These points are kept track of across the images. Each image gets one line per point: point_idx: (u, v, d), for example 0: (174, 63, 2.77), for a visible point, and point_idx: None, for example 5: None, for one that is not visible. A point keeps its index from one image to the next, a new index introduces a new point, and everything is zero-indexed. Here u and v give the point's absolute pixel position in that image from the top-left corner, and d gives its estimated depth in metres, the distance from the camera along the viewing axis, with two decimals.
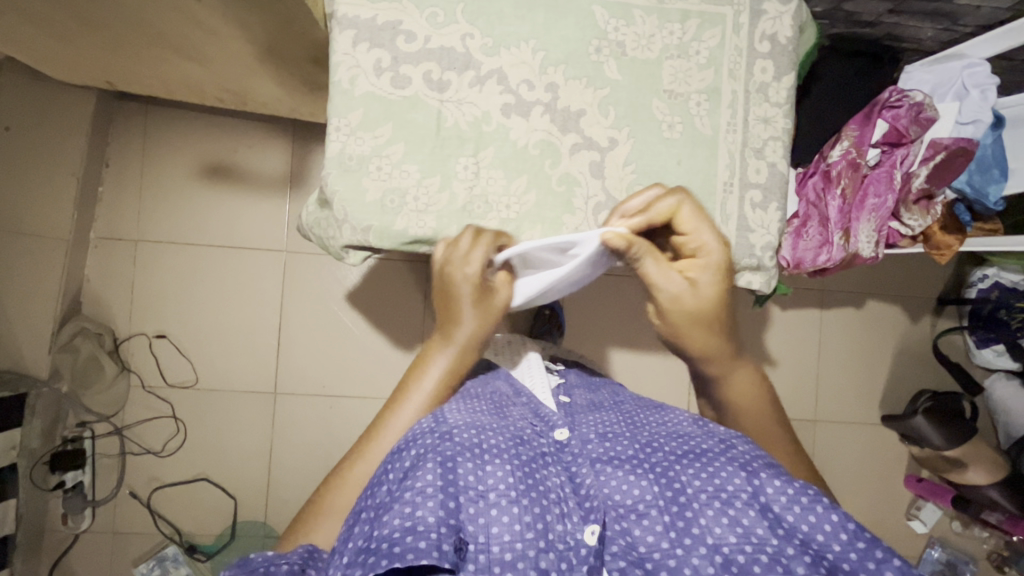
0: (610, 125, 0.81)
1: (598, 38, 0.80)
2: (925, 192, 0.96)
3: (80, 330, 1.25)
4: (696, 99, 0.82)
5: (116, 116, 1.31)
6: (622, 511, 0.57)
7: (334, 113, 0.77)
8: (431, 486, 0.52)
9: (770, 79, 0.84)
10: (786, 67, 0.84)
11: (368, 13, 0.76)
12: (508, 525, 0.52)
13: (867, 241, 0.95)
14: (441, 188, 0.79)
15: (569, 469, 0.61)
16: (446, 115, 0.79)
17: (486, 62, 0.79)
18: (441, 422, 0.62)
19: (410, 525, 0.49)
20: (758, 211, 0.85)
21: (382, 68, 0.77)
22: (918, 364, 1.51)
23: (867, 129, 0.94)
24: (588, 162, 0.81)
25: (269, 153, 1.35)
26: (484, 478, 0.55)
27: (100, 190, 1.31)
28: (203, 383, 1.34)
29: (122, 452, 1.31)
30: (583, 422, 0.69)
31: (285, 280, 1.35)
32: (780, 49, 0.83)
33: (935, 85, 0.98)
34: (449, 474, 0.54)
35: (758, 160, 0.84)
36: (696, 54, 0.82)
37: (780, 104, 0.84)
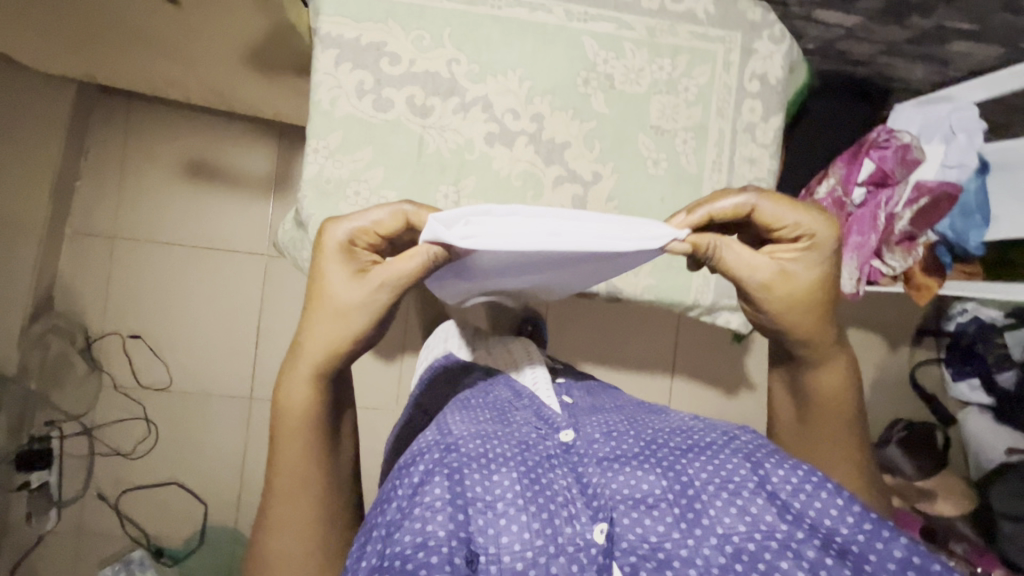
0: (594, 159, 0.80)
1: (586, 70, 0.79)
2: (908, 233, 0.94)
3: (52, 327, 1.26)
4: (683, 137, 0.81)
5: (97, 108, 1.28)
6: (631, 503, 0.55)
7: (313, 134, 0.75)
8: (439, 500, 0.51)
9: (758, 119, 0.83)
10: (775, 109, 0.83)
11: (352, 32, 0.74)
12: (518, 534, 0.51)
13: (848, 277, 0.97)
14: None
15: (576, 471, 0.58)
16: (427, 141, 0.77)
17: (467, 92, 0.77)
18: (445, 434, 0.60)
19: (421, 541, 0.49)
20: None
21: (364, 90, 0.75)
22: (894, 393, 1.53)
23: (854, 168, 0.93)
24: (570, 196, 0.80)
25: (252, 154, 1.32)
26: (491, 488, 0.54)
27: (78, 182, 1.28)
28: (176, 385, 1.31)
29: (90, 452, 1.28)
30: (588, 422, 0.65)
31: (266, 286, 1.34)
32: (770, 89, 0.82)
33: (923, 126, 0.95)
34: (455, 487, 0.53)
35: None
36: (684, 91, 0.80)
37: (766, 145, 0.83)
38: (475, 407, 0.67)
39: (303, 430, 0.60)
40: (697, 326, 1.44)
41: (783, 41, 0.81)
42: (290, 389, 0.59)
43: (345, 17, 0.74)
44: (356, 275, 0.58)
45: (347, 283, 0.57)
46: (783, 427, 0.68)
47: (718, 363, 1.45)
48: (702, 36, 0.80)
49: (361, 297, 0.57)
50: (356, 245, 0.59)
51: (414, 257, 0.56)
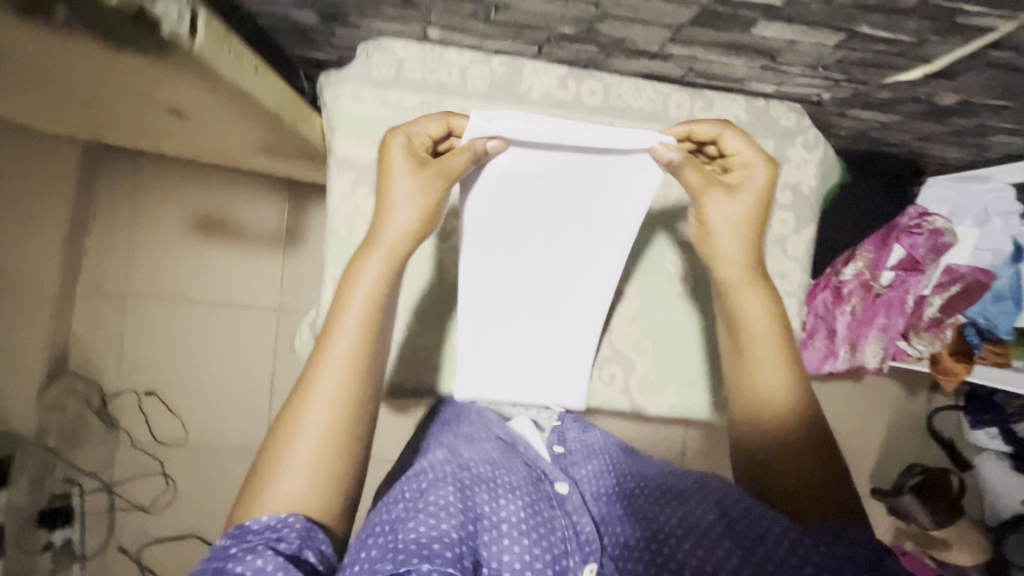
0: None
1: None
2: (935, 318, 0.92)
3: (69, 388, 1.26)
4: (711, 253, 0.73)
5: (104, 166, 1.27)
6: (613, 556, 0.61)
7: (329, 261, 0.72)
8: (451, 506, 0.57)
9: (789, 231, 0.74)
10: (806, 220, 0.75)
11: (370, 154, 0.72)
12: (518, 555, 0.56)
13: (872, 354, 0.95)
14: None
15: (571, 520, 0.63)
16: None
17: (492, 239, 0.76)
18: (455, 457, 0.66)
19: (433, 535, 0.53)
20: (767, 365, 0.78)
21: None
22: (912, 437, 1.51)
23: (884, 253, 0.90)
24: None
25: (261, 211, 1.31)
26: (497, 510, 0.59)
27: (87, 240, 1.27)
28: (194, 440, 1.32)
29: (110, 508, 1.30)
30: (580, 468, 0.71)
31: (280, 340, 1.33)
32: (803, 199, 0.74)
33: (956, 206, 0.92)
34: (467, 501, 0.59)
35: None
36: None
37: (797, 258, 0.75)
38: (477, 435, 0.72)
39: (352, 376, 0.59)
40: None
41: (817, 147, 0.75)
42: (359, 286, 0.61)
43: (360, 137, 0.72)
44: (415, 169, 0.64)
45: (411, 179, 0.63)
46: (734, 394, 0.71)
47: None
48: None
49: (421, 185, 0.63)
50: (414, 148, 0.65)
51: (465, 151, 0.63)
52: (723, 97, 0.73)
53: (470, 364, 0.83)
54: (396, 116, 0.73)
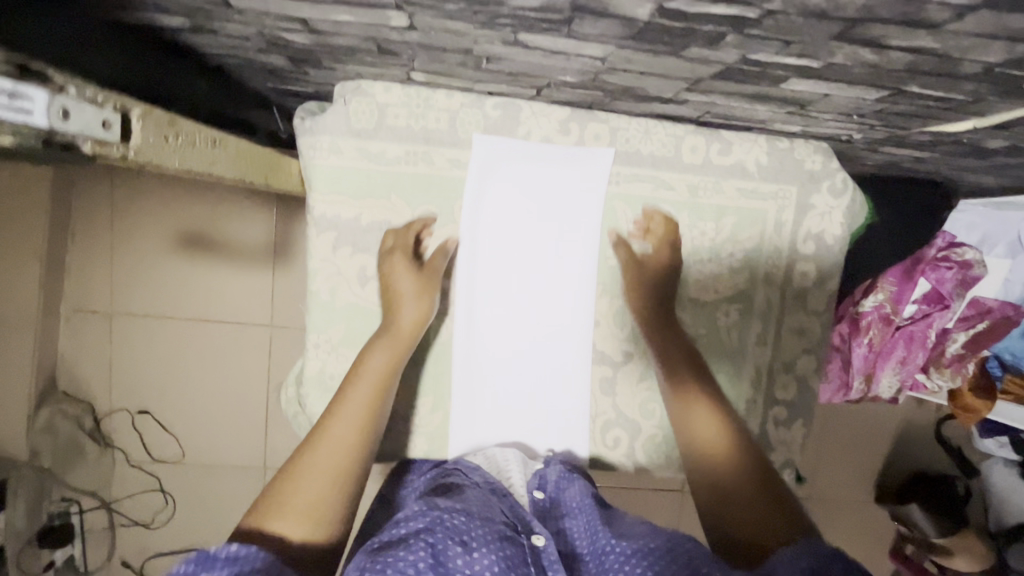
0: (625, 337, 0.73)
1: (617, 238, 0.71)
2: (959, 355, 0.87)
3: (58, 410, 1.23)
4: (725, 309, 0.70)
5: (79, 182, 1.20)
6: None
7: (312, 328, 0.69)
8: (421, 563, 0.49)
9: (811, 284, 0.70)
10: (831, 271, 0.70)
11: (351, 212, 0.69)
12: None
13: (888, 386, 0.91)
14: (434, 407, 0.73)
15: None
16: (442, 327, 0.72)
17: (493, 280, 0.71)
18: (431, 509, 0.56)
19: None
20: (782, 429, 0.71)
21: (368, 276, 0.70)
22: (921, 444, 1.48)
23: (906, 287, 0.85)
24: (599, 377, 0.73)
25: (247, 222, 1.24)
26: (471, 566, 0.50)
27: (67, 259, 1.22)
28: (190, 458, 1.30)
29: (111, 524, 1.29)
30: (574, 518, 0.62)
31: (272, 356, 1.29)
32: (827, 250, 0.70)
33: (985, 234, 0.87)
34: (439, 556, 0.50)
35: (787, 374, 0.70)
36: (727, 257, 0.69)
37: (819, 313, 0.70)
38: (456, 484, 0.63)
39: (369, 407, 0.64)
40: None
41: (845, 193, 0.69)
42: (376, 355, 0.65)
43: (341, 195, 0.69)
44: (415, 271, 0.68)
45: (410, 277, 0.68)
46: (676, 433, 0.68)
47: None
48: (751, 194, 0.69)
49: (422, 282, 0.68)
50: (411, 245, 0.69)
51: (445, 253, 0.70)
52: (743, 138, 0.68)
53: (467, 395, 0.73)
54: (379, 169, 0.68)
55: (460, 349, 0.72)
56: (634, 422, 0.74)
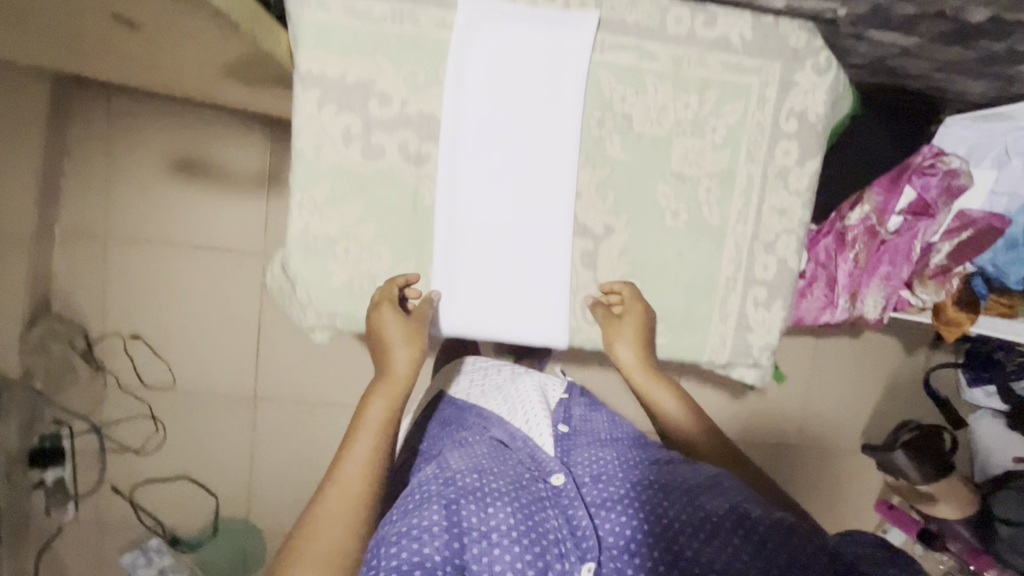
0: (607, 211, 0.71)
1: (602, 109, 0.69)
2: (943, 267, 0.87)
3: (51, 331, 1.24)
4: (706, 185, 0.71)
5: (76, 101, 1.20)
6: (618, 551, 0.60)
7: (297, 187, 0.69)
8: (436, 525, 0.56)
9: (792, 163, 0.71)
10: (813, 151, 0.71)
11: (335, 70, 0.66)
12: (510, 563, 0.56)
13: (873, 304, 0.91)
14: (415, 274, 0.72)
15: (566, 513, 0.64)
16: (422, 195, 0.70)
17: (473, 152, 0.69)
18: (444, 468, 0.66)
19: (418, 560, 0.54)
20: (761, 309, 0.73)
21: (352, 136, 0.68)
22: (909, 396, 1.48)
23: (893, 196, 0.85)
24: (579, 251, 0.73)
25: (240, 148, 1.24)
26: (487, 520, 0.59)
27: (63, 180, 1.22)
28: (181, 385, 1.31)
29: (102, 449, 1.31)
30: (578, 462, 0.72)
31: (263, 286, 1.30)
32: (809, 129, 0.70)
33: (972, 147, 0.87)
34: (452, 516, 0.58)
35: (768, 256, 0.73)
36: (711, 133, 0.70)
37: (800, 193, 0.72)
38: (473, 444, 0.75)
39: (381, 441, 0.62)
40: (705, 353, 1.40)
41: (830, 71, 0.69)
42: (375, 408, 0.63)
43: (328, 51, 0.66)
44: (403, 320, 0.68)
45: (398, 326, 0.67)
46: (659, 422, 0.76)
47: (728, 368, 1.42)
48: (739, 66, 0.69)
49: (411, 329, 0.68)
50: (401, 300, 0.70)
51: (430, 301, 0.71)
52: (731, 14, 0.67)
53: (446, 270, 0.72)
54: (365, 27, 0.66)
55: (438, 222, 0.70)
56: (614, 298, 0.74)
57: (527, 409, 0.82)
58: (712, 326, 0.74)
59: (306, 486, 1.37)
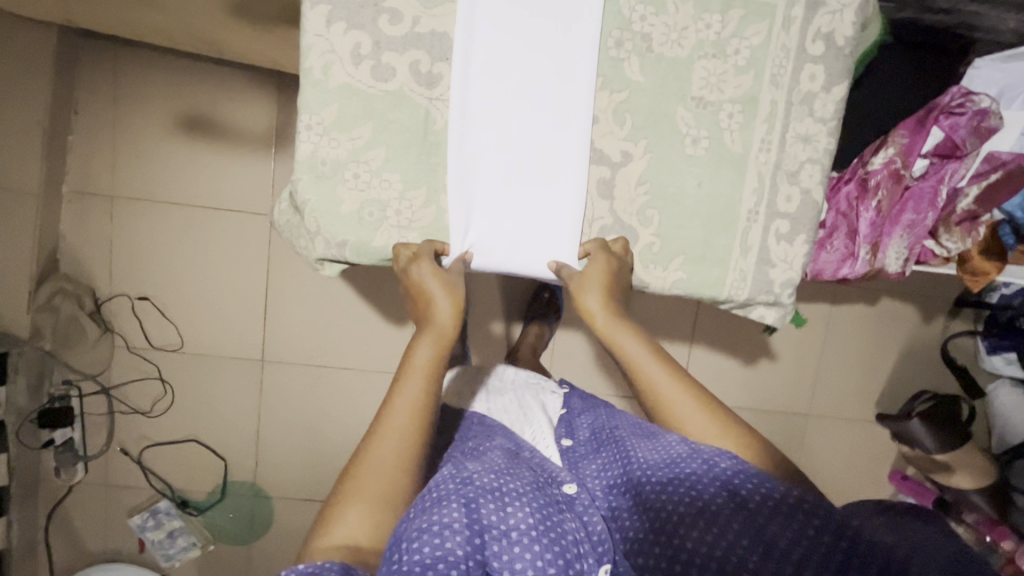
0: (624, 136, 0.70)
1: (620, 29, 0.67)
2: (970, 214, 0.85)
3: (58, 290, 1.22)
4: (728, 110, 0.70)
5: (82, 56, 1.19)
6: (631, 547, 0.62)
7: (305, 109, 0.66)
8: (457, 522, 0.56)
9: (818, 88, 0.69)
10: (839, 76, 0.69)
11: None
12: (530, 561, 0.57)
13: (895, 256, 0.88)
14: (426, 203, 0.70)
15: (583, 523, 0.65)
16: (435, 117, 0.68)
17: (490, 73, 0.68)
18: (458, 469, 0.66)
19: (438, 555, 0.53)
20: (783, 243, 0.73)
21: (361, 55, 0.65)
22: (925, 365, 1.45)
23: (918, 138, 0.82)
24: (595, 179, 0.71)
25: (247, 106, 1.23)
26: (507, 518, 0.59)
27: (70, 137, 1.21)
28: (188, 346, 1.30)
29: (110, 410, 1.30)
30: (589, 473, 0.73)
31: (270, 245, 1.28)
32: (836, 53, 0.68)
33: (1006, 87, 0.82)
34: (472, 514, 0.58)
35: (791, 185, 0.72)
36: (734, 55, 0.68)
37: (826, 120, 0.71)
38: (482, 451, 0.74)
39: (424, 400, 0.65)
40: (717, 319, 1.38)
41: None
42: (422, 351, 0.67)
43: None
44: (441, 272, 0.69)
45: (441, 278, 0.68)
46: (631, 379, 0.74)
47: (741, 334, 1.39)
48: None
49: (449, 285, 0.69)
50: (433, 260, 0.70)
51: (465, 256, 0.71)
52: None
53: (460, 196, 0.70)
54: None
55: (452, 146, 0.68)
56: (630, 229, 0.73)
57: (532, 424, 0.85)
58: (733, 259, 0.73)
59: (313, 450, 1.37)
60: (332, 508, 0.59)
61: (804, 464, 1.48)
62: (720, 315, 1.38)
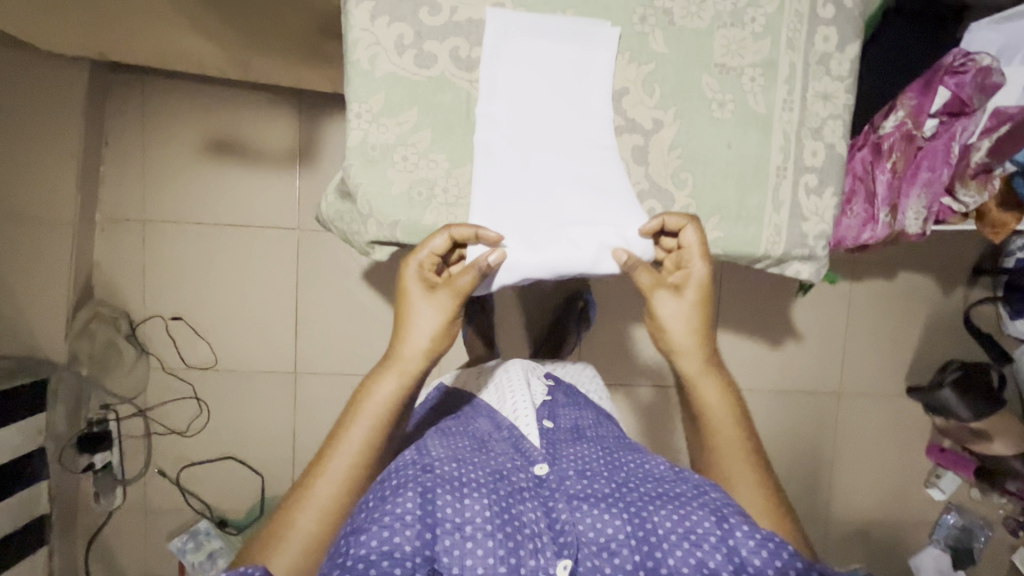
0: (655, 105, 0.74)
1: (643, 6, 0.72)
2: (985, 166, 0.87)
3: (95, 314, 1.26)
4: (750, 74, 0.74)
5: (112, 90, 1.24)
6: (595, 549, 0.62)
7: (354, 99, 0.70)
8: (410, 515, 0.59)
9: (832, 49, 0.74)
10: (851, 37, 0.74)
11: None
12: (482, 558, 0.59)
13: (914, 217, 0.90)
14: (472, 179, 0.74)
15: (546, 505, 0.66)
16: (477, 98, 0.72)
17: (526, 56, 0.72)
18: (422, 454, 0.68)
19: (386, 550, 0.56)
20: (813, 196, 0.77)
21: (405, 45, 0.70)
22: (948, 334, 1.47)
23: (927, 98, 0.86)
24: (630, 146, 0.74)
25: (273, 126, 1.28)
26: (462, 512, 0.61)
27: (103, 167, 1.26)
28: (223, 364, 1.32)
29: (147, 433, 1.31)
30: (564, 456, 0.74)
31: (299, 261, 1.32)
32: (846, 15, 0.73)
33: (1003, 46, 0.88)
34: (427, 506, 0.60)
35: (815, 141, 0.76)
36: (751, 23, 0.72)
37: (842, 78, 0.75)
38: (454, 435, 0.76)
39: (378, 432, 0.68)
40: (739, 302, 1.39)
41: None
42: (384, 386, 0.68)
43: None
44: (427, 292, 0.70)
45: (426, 303, 0.69)
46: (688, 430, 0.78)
47: (764, 316, 1.41)
48: None
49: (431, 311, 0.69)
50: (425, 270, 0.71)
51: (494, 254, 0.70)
52: None
53: (500, 181, 0.73)
54: None
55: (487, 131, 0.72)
56: (666, 192, 0.76)
57: (515, 398, 0.84)
58: (766, 215, 0.76)
59: None
60: (278, 525, 0.65)
61: (841, 444, 1.47)
62: (743, 300, 1.40)
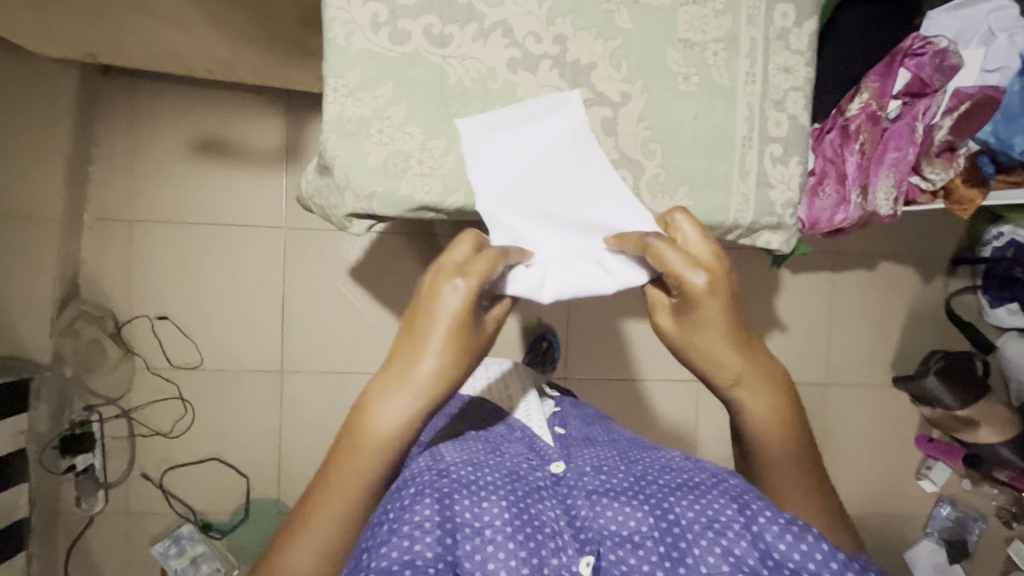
0: (622, 78, 0.76)
1: None
2: (948, 144, 0.92)
3: (80, 314, 1.27)
4: (713, 49, 0.77)
5: (102, 92, 1.28)
6: (618, 541, 0.55)
7: (331, 73, 0.73)
8: (428, 521, 0.53)
9: (791, 24, 0.78)
10: (809, 12, 0.78)
11: None
12: (505, 561, 0.52)
13: (885, 198, 0.92)
14: (446, 151, 0.76)
15: (565, 503, 0.60)
16: (449, 72, 0.75)
17: (495, 31, 0.75)
18: (437, 460, 0.62)
19: (407, 558, 0.50)
20: (779, 165, 0.80)
21: (380, 23, 0.73)
22: (930, 323, 1.48)
23: (888, 80, 0.90)
24: (600, 119, 0.77)
25: (260, 125, 1.31)
26: (480, 515, 0.54)
27: (92, 168, 1.28)
28: (208, 364, 1.32)
29: (131, 434, 1.30)
30: (579, 456, 0.70)
31: (285, 259, 1.33)
32: None
33: (960, 31, 0.94)
34: (446, 510, 0.54)
35: (779, 112, 0.80)
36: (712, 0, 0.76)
37: (802, 52, 0.79)
38: (469, 438, 0.72)
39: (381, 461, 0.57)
40: None
41: None
42: (393, 409, 0.56)
43: None
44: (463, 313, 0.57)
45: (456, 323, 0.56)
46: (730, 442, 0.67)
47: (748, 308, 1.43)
48: None
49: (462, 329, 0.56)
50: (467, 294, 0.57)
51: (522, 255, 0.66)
52: None
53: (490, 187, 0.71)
54: None
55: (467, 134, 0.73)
56: (636, 162, 0.78)
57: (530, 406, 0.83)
58: (734, 184, 0.79)
59: None
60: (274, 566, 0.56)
61: (831, 436, 1.47)
62: None
